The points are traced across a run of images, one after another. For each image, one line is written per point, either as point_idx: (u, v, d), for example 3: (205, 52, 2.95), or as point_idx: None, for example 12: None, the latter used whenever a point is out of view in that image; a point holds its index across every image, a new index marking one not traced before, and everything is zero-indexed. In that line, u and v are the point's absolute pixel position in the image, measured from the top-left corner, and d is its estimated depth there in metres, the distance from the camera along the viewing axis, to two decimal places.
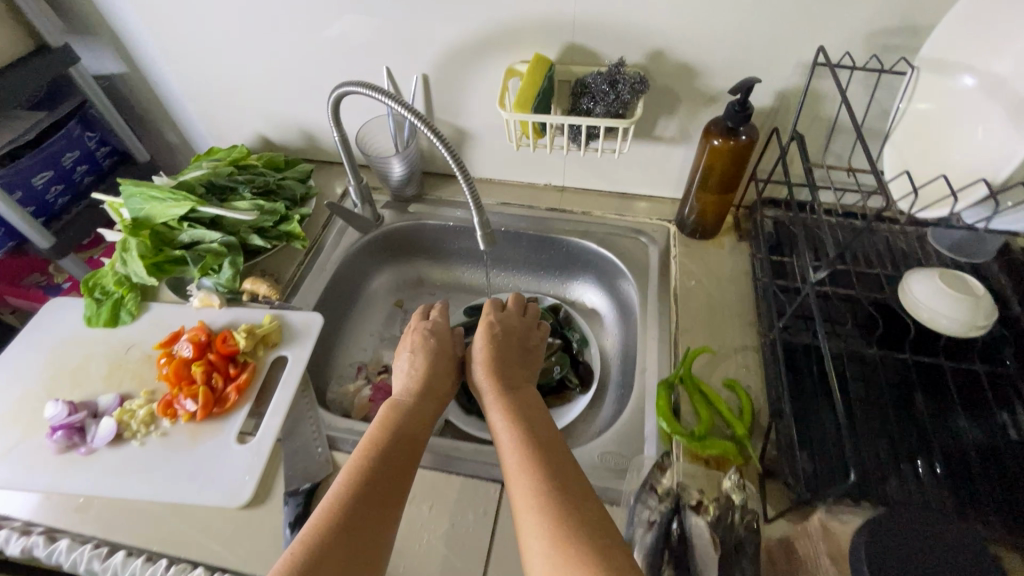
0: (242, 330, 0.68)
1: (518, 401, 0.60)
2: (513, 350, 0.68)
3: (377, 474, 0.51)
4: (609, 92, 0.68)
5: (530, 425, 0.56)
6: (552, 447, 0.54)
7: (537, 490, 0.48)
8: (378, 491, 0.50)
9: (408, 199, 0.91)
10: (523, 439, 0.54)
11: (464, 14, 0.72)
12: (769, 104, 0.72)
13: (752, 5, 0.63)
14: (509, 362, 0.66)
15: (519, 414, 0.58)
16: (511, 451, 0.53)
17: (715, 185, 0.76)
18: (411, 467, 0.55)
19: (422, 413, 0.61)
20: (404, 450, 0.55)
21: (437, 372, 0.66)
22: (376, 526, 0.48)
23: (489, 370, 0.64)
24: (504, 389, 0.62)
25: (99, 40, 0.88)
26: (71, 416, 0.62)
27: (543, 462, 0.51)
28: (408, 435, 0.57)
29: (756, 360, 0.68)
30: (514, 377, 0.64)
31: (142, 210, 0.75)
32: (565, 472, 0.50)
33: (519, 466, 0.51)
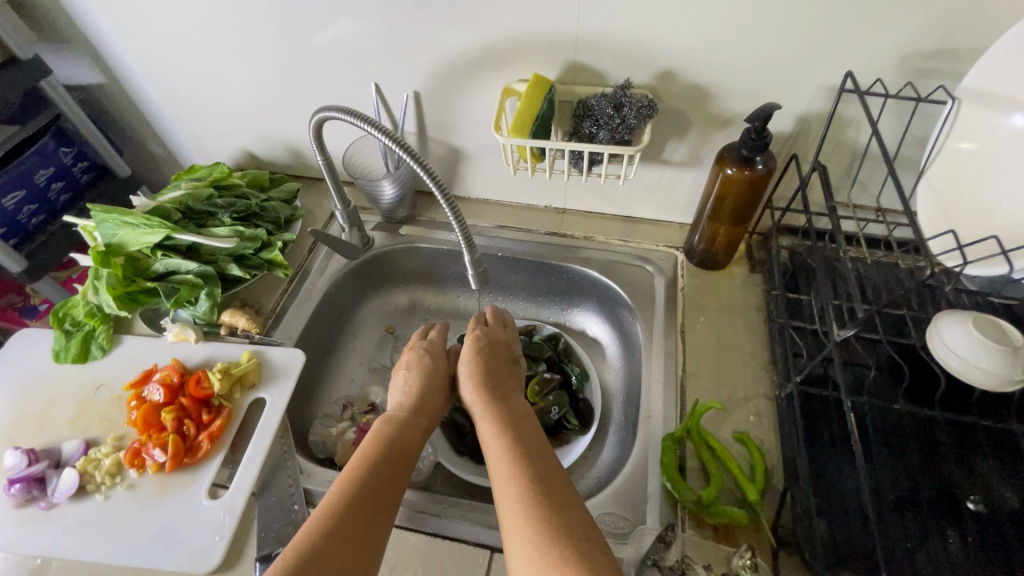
0: (216, 371, 0.64)
1: (509, 413, 0.55)
2: (505, 362, 0.64)
3: (356, 497, 0.47)
4: (613, 116, 0.62)
5: (523, 438, 0.51)
6: (546, 460, 0.49)
7: (529, 508, 0.43)
8: (358, 516, 0.45)
9: (400, 221, 0.86)
10: (514, 452, 0.49)
11: (458, 29, 0.67)
12: (788, 129, 0.66)
13: (774, 25, 0.57)
14: (501, 374, 0.61)
15: (510, 425, 0.53)
16: (501, 465, 0.48)
17: (726, 215, 0.70)
18: (396, 490, 0.50)
19: (409, 431, 0.56)
20: (387, 472, 0.50)
21: (427, 392, 0.61)
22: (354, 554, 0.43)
23: (479, 383, 0.59)
24: (495, 400, 0.57)
25: (73, 51, 0.83)
26: (31, 467, 0.59)
27: (536, 478, 0.46)
28: (393, 455, 0.52)
29: (770, 410, 0.63)
30: (506, 390, 0.59)
31: (116, 236, 0.70)
32: (561, 490, 0.45)
33: (510, 481, 0.46)
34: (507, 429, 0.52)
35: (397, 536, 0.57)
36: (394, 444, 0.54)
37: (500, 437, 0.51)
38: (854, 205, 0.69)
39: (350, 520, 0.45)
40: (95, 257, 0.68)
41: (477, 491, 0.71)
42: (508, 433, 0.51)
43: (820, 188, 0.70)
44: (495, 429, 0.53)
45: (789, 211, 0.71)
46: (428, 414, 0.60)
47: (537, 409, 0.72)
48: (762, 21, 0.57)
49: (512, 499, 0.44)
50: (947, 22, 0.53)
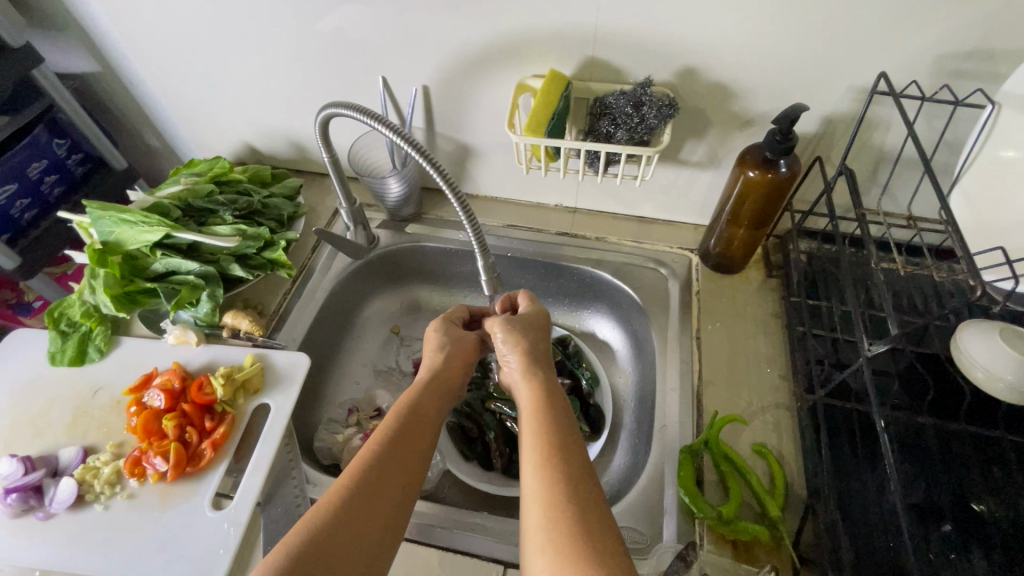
0: (219, 376, 0.62)
1: (543, 392, 0.51)
2: (542, 336, 0.59)
3: (375, 475, 0.45)
4: (632, 116, 0.60)
5: (556, 424, 0.47)
6: (579, 454, 0.45)
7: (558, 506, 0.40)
8: (376, 500, 0.43)
9: (406, 219, 0.84)
10: (545, 441, 0.45)
11: (471, 21, 0.64)
12: (812, 130, 0.64)
13: (806, 22, 0.55)
14: (535, 347, 0.58)
15: (543, 409, 0.49)
16: (530, 452, 0.45)
17: (746, 218, 0.68)
18: (419, 466, 0.48)
19: (433, 405, 0.53)
20: (409, 449, 0.48)
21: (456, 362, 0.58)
22: (370, 535, 0.41)
23: (514, 357, 0.55)
24: (529, 376, 0.53)
25: (66, 38, 0.79)
26: (27, 476, 0.56)
27: (566, 474, 0.42)
28: (416, 431, 0.50)
29: (789, 421, 0.61)
30: (541, 365, 0.55)
31: (112, 234, 0.67)
32: (592, 488, 0.42)
33: (538, 472, 0.43)
34: (540, 412, 0.48)
35: (408, 550, 0.55)
36: (417, 420, 0.51)
37: (530, 424, 0.47)
38: (884, 212, 0.67)
39: (368, 502, 0.43)
40: (91, 255, 0.65)
41: (486, 498, 0.70)
42: (540, 419, 0.48)
43: (843, 191, 0.68)
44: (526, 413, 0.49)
45: (809, 215, 0.70)
46: (455, 384, 0.57)
47: None
48: (793, 18, 0.55)
49: (538, 493, 0.41)
50: (988, 21, 0.50)
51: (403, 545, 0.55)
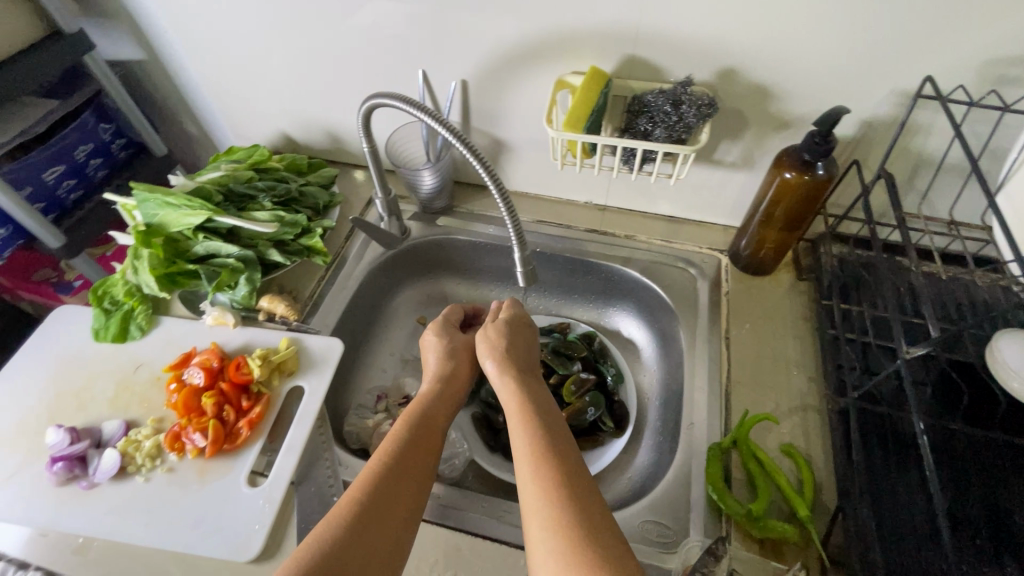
0: (256, 357, 0.63)
1: (534, 399, 0.54)
2: (526, 348, 0.63)
3: (385, 479, 0.46)
4: (671, 114, 0.60)
5: (548, 430, 0.49)
6: (571, 454, 0.47)
7: (557, 502, 0.42)
8: (384, 508, 0.44)
9: (437, 212, 0.85)
10: (541, 444, 0.47)
11: (514, 17, 0.65)
12: (851, 134, 0.64)
13: (853, 24, 0.55)
14: (521, 357, 0.61)
15: (536, 414, 0.51)
16: (525, 453, 0.47)
17: (779, 220, 0.68)
18: (426, 472, 0.50)
19: (432, 414, 0.55)
20: (411, 457, 0.49)
21: (455, 372, 0.61)
22: (383, 539, 0.43)
23: (503, 365, 0.58)
24: (519, 384, 0.56)
25: (115, 26, 0.82)
26: (72, 446, 0.58)
27: (562, 473, 0.44)
28: (416, 439, 0.51)
29: (818, 423, 0.61)
30: (528, 374, 0.59)
31: (156, 216, 0.69)
32: (590, 489, 0.44)
33: (537, 472, 0.44)
34: (534, 417, 0.51)
35: (438, 534, 0.56)
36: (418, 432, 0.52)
37: (524, 426, 0.50)
38: (925, 215, 0.67)
39: (377, 510, 0.44)
40: (137, 236, 0.67)
41: (511, 489, 0.70)
42: (533, 422, 0.50)
43: (880, 197, 0.68)
44: (521, 418, 0.51)
45: (844, 219, 0.69)
46: (455, 394, 0.60)
47: (573, 410, 0.72)
48: (840, 19, 0.55)
49: (538, 491, 0.43)
50: None
51: (433, 529, 0.56)
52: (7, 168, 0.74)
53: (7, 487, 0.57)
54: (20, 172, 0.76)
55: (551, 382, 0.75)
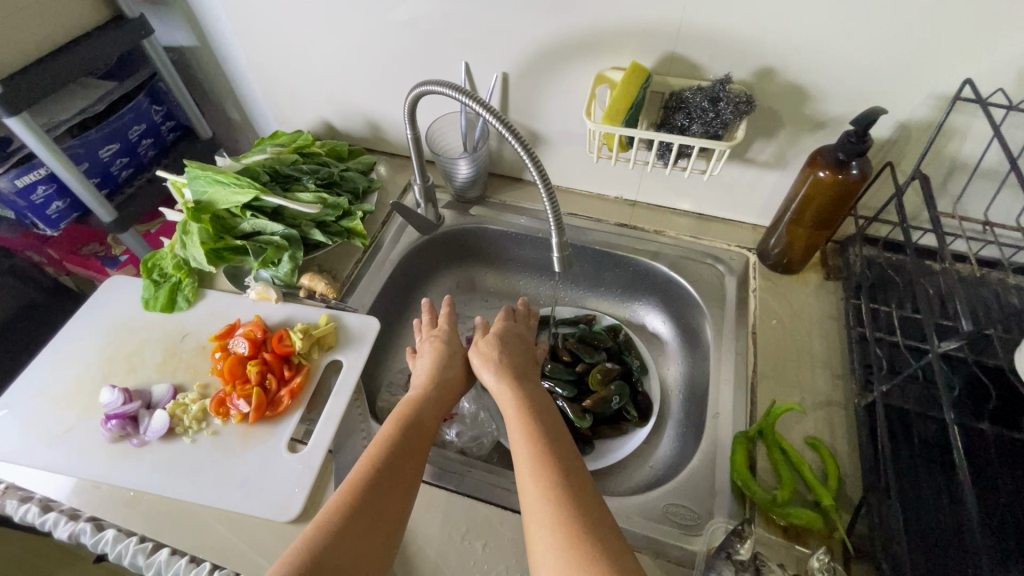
0: (298, 331, 0.66)
1: (532, 404, 0.56)
2: (523, 356, 0.66)
3: (374, 484, 0.48)
4: (709, 110, 0.62)
5: (548, 435, 0.52)
6: (569, 456, 0.49)
7: (556, 503, 0.44)
8: (382, 509, 0.47)
9: (471, 202, 0.87)
10: (540, 448, 0.50)
11: (557, 12, 0.67)
12: (887, 135, 0.65)
13: (894, 26, 0.56)
14: (519, 364, 0.63)
15: (535, 419, 0.54)
16: (526, 456, 0.49)
17: (810, 220, 0.69)
18: (415, 474, 0.51)
19: (429, 417, 0.57)
20: (408, 458, 0.52)
21: (447, 376, 0.63)
22: (374, 542, 0.45)
23: (501, 374, 0.61)
24: (516, 391, 0.58)
25: (171, 12, 0.86)
26: (125, 405, 0.62)
27: (561, 474, 0.47)
28: (412, 441, 0.54)
29: (844, 419, 0.62)
30: (526, 379, 0.61)
31: (205, 193, 0.72)
32: (588, 489, 0.46)
33: (536, 475, 0.47)
34: (531, 422, 0.53)
35: (469, 506, 0.58)
36: (415, 435, 0.55)
37: (524, 430, 0.52)
38: (960, 216, 0.67)
39: (373, 509, 0.46)
40: (187, 211, 0.70)
41: None
42: (532, 427, 0.52)
43: (913, 200, 0.68)
44: (519, 424, 0.53)
45: (876, 220, 0.70)
46: (447, 398, 0.62)
47: (598, 398, 0.73)
48: (881, 22, 0.56)
49: (536, 493, 0.45)
50: None
51: (464, 501, 0.58)
52: (67, 145, 0.78)
53: (64, 442, 0.61)
54: (79, 148, 0.80)
55: (577, 370, 0.76)
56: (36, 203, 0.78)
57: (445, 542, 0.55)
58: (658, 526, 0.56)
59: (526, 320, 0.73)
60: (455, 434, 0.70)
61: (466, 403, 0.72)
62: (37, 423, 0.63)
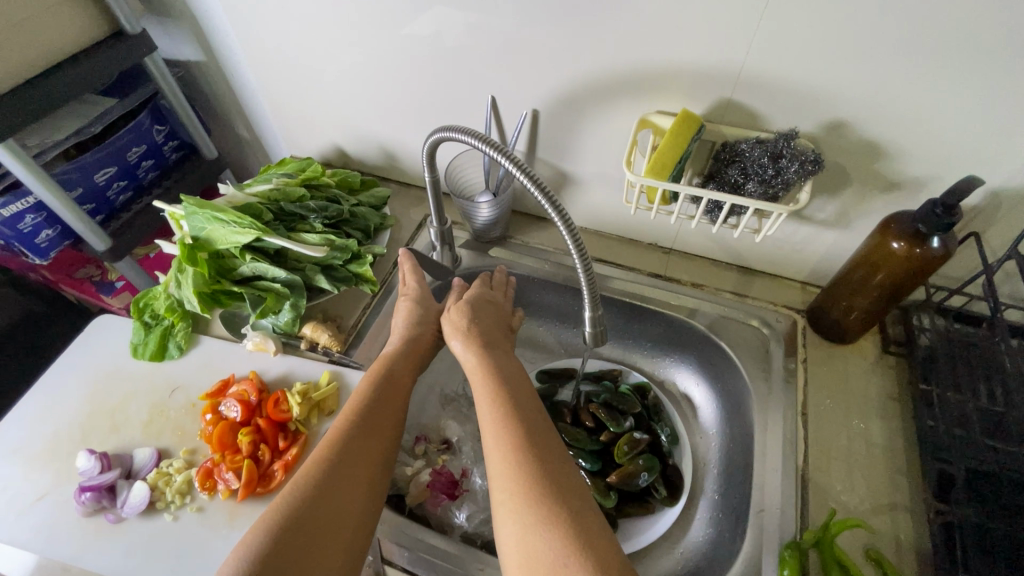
0: (296, 393, 0.60)
1: (501, 370, 0.54)
2: (496, 316, 0.64)
3: (351, 440, 0.48)
4: (769, 168, 0.54)
5: (516, 398, 0.51)
6: (534, 417, 0.49)
7: (521, 466, 0.43)
8: (357, 463, 0.47)
9: (491, 242, 0.80)
10: (507, 410, 0.49)
11: (598, 49, 0.59)
12: (973, 203, 0.56)
13: (1001, 88, 0.47)
14: (490, 328, 0.61)
15: (502, 382, 0.53)
16: (492, 418, 0.49)
17: (875, 289, 0.61)
18: (391, 434, 0.51)
19: (398, 377, 0.56)
20: (381, 416, 0.52)
21: (418, 336, 0.61)
22: (352, 495, 0.45)
23: (470, 340, 0.58)
24: (486, 356, 0.56)
25: (176, 26, 0.80)
26: (102, 475, 0.56)
27: (525, 434, 0.47)
28: (383, 399, 0.53)
29: (910, 528, 0.55)
30: (495, 343, 0.59)
31: (203, 230, 0.65)
32: (552, 448, 0.46)
33: (502, 439, 0.46)
34: (499, 387, 0.52)
35: None
36: (386, 393, 0.54)
37: (491, 391, 0.52)
38: None
39: (347, 463, 0.46)
40: (183, 251, 0.64)
41: None
42: (499, 389, 0.52)
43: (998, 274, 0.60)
44: (486, 387, 0.52)
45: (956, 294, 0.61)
46: (422, 359, 0.61)
47: (624, 473, 0.66)
48: (986, 81, 0.47)
49: (501, 458, 0.45)
50: None
51: None
52: (60, 169, 0.73)
53: (33, 513, 0.55)
54: (73, 172, 0.74)
55: (602, 440, 0.70)
56: (24, 232, 0.73)
57: None
58: None
59: (504, 287, 0.69)
60: (464, 518, 0.62)
61: (478, 477, 0.65)
62: (7, 487, 0.57)
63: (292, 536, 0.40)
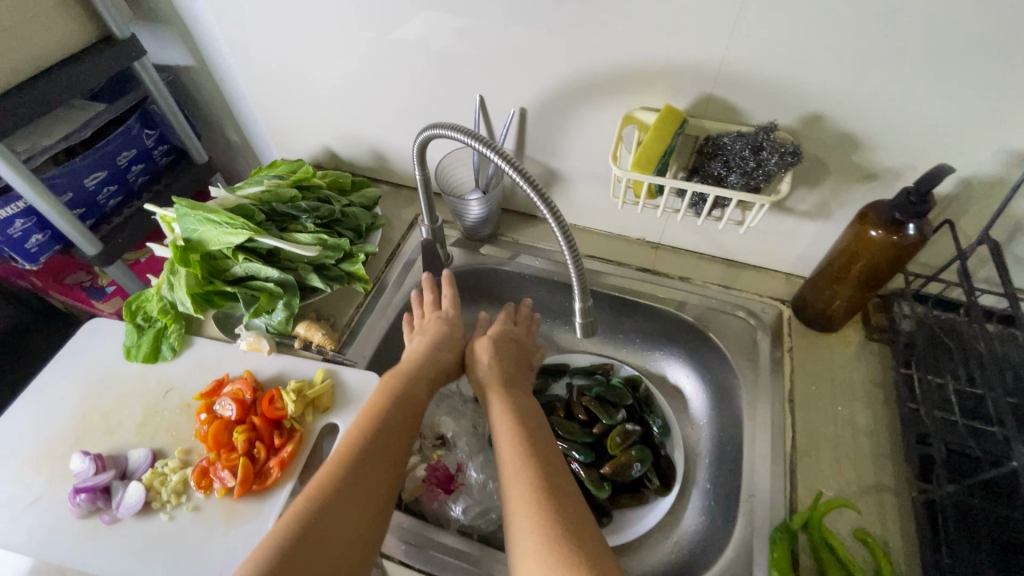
0: (290, 391, 0.60)
1: (522, 412, 0.55)
2: (520, 357, 0.65)
3: (361, 460, 0.48)
4: (750, 161, 0.56)
5: (536, 440, 0.51)
6: (553, 460, 0.50)
7: (538, 509, 0.44)
8: (365, 483, 0.47)
9: (482, 240, 0.81)
10: (526, 453, 0.49)
11: (583, 48, 0.61)
12: (946, 191, 0.58)
13: (967, 80, 0.49)
14: (514, 370, 0.62)
15: (522, 424, 0.53)
16: (512, 458, 0.49)
17: (856, 278, 0.63)
18: (400, 455, 0.51)
19: (412, 398, 0.57)
20: (391, 437, 0.52)
21: (438, 365, 0.62)
22: (359, 516, 0.45)
23: (494, 381, 0.60)
24: (508, 398, 0.57)
25: (165, 31, 0.80)
26: (97, 476, 0.56)
27: (543, 477, 0.47)
28: (395, 420, 0.53)
29: (895, 508, 0.56)
30: (518, 385, 0.61)
31: (195, 232, 0.66)
32: (568, 492, 0.46)
33: (521, 480, 0.47)
34: (519, 429, 0.53)
35: None
36: (398, 414, 0.54)
37: (511, 433, 0.52)
38: None
39: (357, 484, 0.46)
40: (175, 253, 0.64)
41: None
42: (519, 431, 0.52)
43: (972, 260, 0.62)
44: (507, 428, 0.53)
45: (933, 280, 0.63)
46: (435, 381, 0.61)
47: (617, 464, 0.67)
48: (953, 72, 0.49)
49: (519, 500, 0.45)
50: None
51: None
52: (50, 174, 0.73)
53: (27, 518, 0.55)
54: (63, 177, 0.74)
55: (595, 432, 0.70)
56: (13, 236, 0.73)
57: None
58: None
59: (529, 322, 0.70)
60: (461, 510, 0.62)
61: (473, 471, 0.65)
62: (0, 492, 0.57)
63: (299, 556, 0.40)
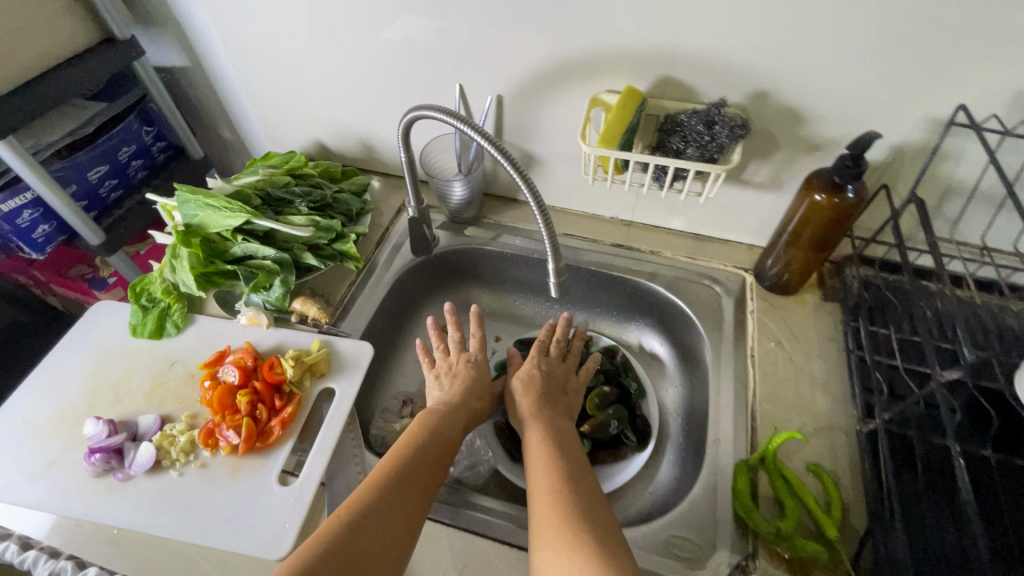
0: (289, 358, 0.65)
1: (557, 439, 0.55)
2: (558, 391, 0.65)
3: (396, 479, 0.49)
4: (704, 134, 0.62)
5: (570, 465, 0.51)
6: (589, 485, 0.48)
7: (568, 530, 0.42)
8: (398, 501, 0.47)
9: (465, 222, 0.87)
10: (559, 475, 0.49)
11: (552, 37, 0.67)
12: (881, 158, 0.64)
13: (888, 54, 0.56)
14: (550, 401, 0.62)
15: (557, 450, 0.53)
16: (545, 480, 0.49)
17: (806, 241, 0.69)
18: (435, 478, 0.51)
19: (449, 425, 0.57)
20: (427, 458, 0.52)
21: (473, 399, 0.62)
22: (390, 533, 0.45)
23: (530, 410, 0.60)
24: (545, 425, 0.57)
25: (162, 33, 0.85)
26: (110, 438, 0.60)
27: (575, 499, 0.46)
28: (433, 445, 0.54)
29: (845, 444, 0.61)
30: (554, 414, 0.60)
31: (196, 217, 0.71)
32: (602, 517, 0.45)
33: (552, 501, 0.46)
34: (554, 454, 0.52)
35: (466, 540, 0.56)
36: (436, 439, 0.54)
37: (546, 457, 0.52)
38: (957, 241, 0.67)
39: (390, 501, 0.46)
40: (177, 235, 0.69)
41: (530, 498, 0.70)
42: (554, 454, 0.52)
43: (909, 221, 0.68)
44: (542, 453, 0.52)
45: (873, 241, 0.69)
46: (472, 415, 0.61)
47: (595, 423, 0.71)
48: (875, 48, 0.56)
49: (548, 519, 0.44)
50: None
51: (462, 535, 0.56)
52: (55, 167, 0.77)
53: (44, 478, 0.59)
54: (66, 170, 0.78)
55: None
56: (21, 226, 0.77)
57: (442, 574, 0.53)
58: (659, 560, 0.55)
59: (570, 358, 0.70)
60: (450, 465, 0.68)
61: None
62: (17, 457, 0.61)
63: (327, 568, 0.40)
